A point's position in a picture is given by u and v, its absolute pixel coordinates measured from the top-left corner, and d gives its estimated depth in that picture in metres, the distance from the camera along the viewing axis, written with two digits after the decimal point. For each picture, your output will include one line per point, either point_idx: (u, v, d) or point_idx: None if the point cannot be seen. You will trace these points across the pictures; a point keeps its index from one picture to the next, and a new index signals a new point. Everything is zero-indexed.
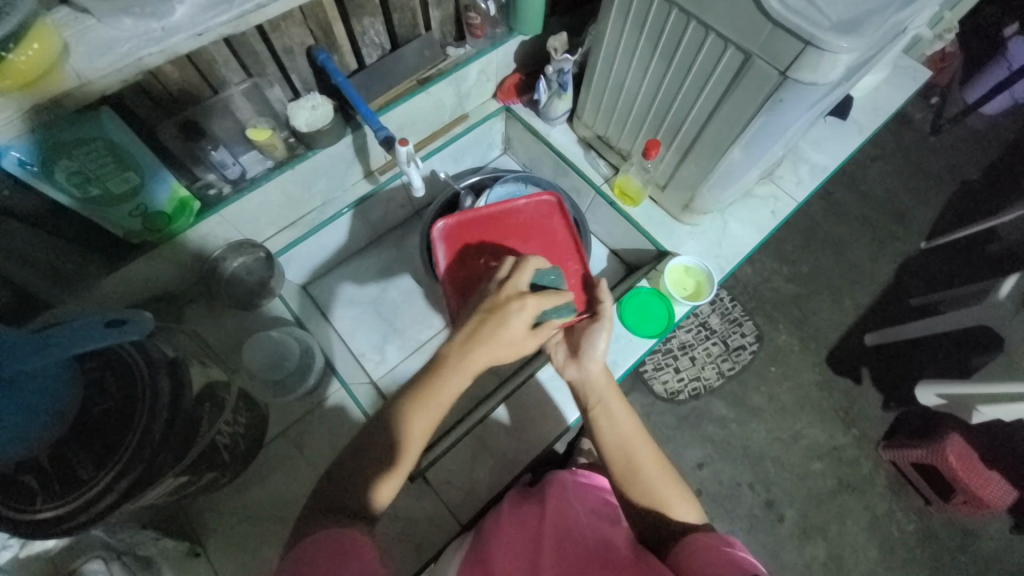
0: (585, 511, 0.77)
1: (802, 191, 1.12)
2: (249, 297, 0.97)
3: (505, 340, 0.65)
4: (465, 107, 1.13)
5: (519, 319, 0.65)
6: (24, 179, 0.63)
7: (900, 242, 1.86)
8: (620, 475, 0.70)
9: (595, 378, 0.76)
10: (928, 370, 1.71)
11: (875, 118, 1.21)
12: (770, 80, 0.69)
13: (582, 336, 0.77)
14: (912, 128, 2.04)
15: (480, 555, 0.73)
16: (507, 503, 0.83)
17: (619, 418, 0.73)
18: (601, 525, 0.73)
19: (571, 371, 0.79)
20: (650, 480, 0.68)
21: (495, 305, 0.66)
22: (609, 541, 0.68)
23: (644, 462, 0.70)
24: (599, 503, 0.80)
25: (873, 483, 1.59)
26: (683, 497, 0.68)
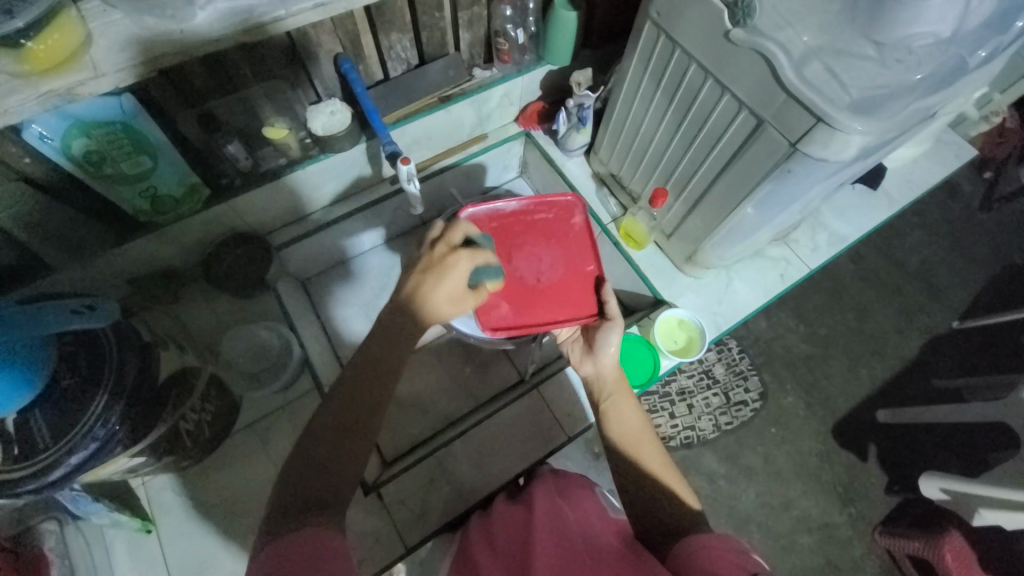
0: (570, 509, 0.72)
1: (816, 259, 1.08)
2: (243, 286, 0.97)
3: (443, 296, 0.69)
4: (484, 128, 1.14)
5: (455, 270, 0.70)
6: (47, 154, 0.67)
7: (928, 317, 1.77)
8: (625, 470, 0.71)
9: (606, 375, 0.80)
10: (939, 459, 1.61)
11: (908, 192, 1.16)
12: (779, 149, 0.67)
13: (596, 334, 0.82)
14: (960, 200, 1.94)
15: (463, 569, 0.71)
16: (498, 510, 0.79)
17: (626, 412, 0.76)
18: (592, 521, 0.69)
19: (587, 367, 0.83)
20: (652, 473, 0.70)
21: (430, 263, 0.71)
22: (595, 538, 0.65)
23: (649, 457, 0.72)
24: (586, 497, 0.74)
25: (863, 568, 1.51)
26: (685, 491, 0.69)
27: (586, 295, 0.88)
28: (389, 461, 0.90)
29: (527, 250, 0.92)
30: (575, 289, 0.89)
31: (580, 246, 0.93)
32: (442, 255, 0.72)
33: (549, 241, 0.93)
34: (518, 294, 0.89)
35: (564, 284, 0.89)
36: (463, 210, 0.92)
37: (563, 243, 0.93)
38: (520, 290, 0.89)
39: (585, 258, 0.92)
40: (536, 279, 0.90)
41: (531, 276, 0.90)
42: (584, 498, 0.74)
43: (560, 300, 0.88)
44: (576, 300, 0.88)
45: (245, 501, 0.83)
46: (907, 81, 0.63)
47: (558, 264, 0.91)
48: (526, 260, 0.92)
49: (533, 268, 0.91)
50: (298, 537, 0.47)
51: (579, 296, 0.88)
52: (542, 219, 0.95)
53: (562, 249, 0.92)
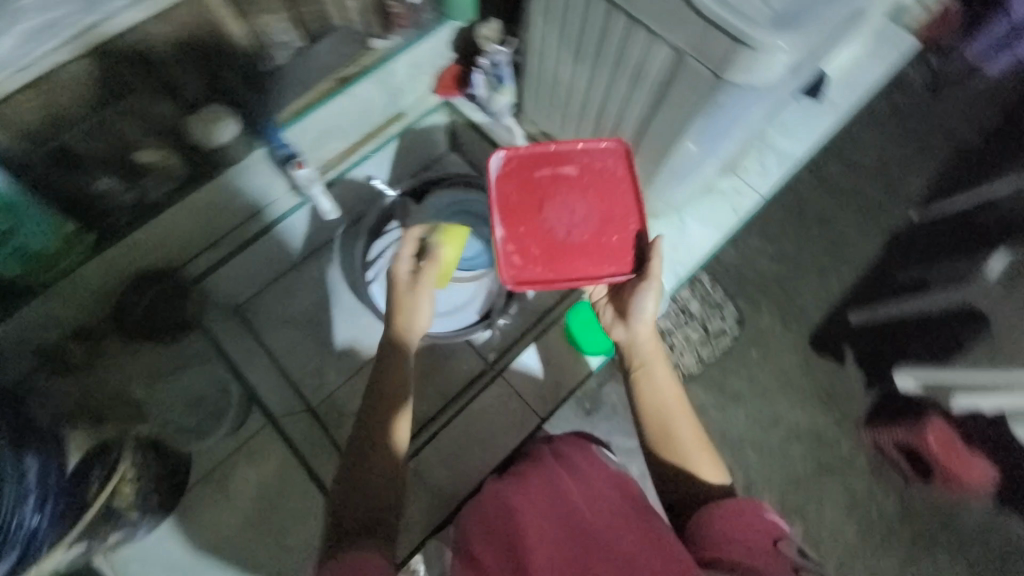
0: (568, 480, 0.69)
1: (768, 184, 1.03)
2: (162, 328, 0.87)
3: (411, 318, 0.78)
4: (399, 106, 1.03)
5: (419, 300, 0.78)
6: None
7: (889, 213, 1.78)
8: (655, 433, 0.70)
9: (641, 340, 0.74)
10: (913, 350, 1.66)
11: (853, 96, 1.11)
12: (703, 81, 0.60)
13: (629, 296, 0.75)
14: (908, 89, 1.91)
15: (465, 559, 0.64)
16: (497, 485, 0.73)
17: (659, 383, 0.72)
18: (603, 487, 0.68)
19: (618, 331, 0.77)
20: (682, 446, 0.68)
21: (399, 301, 0.79)
22: (605, 507, 0.64)
23: (680, 428, 0.69)
24: (584, 463, 0.72)
25: (853, 464, 1.59)
26: (712, 461, 0.68)
27: (619, 252, 0.76)
28: None
29: (560, 197, 0.78)
30: (610, 244, 0.76)
31: (621, 198, 0.78)
32: (403, 286, 0.80)
33: (586, 190, 0.78)
34: (545, 246, 0.76)
35: (598, 240, 0.76)
36: (493, 156, 0.77)
37: (602, 198, 0.77)
38: (543, 243, 0.76)
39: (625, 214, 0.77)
40: (566, 234, 0.76)
41: (559, 230, 0.77)
42: (585, 465, 0.72)
43: (595, 254, 0.76)
44: (608, 256, 0.76)
45: (223, 551, 0.80)
46: None
47: (594, 215, 0.77)
48: (557, 212, 0.77)
49: (566, 219, 0.77)
50: (350, 558, 0.54)
51: (612, 251, 0.76)
52: (586, 170, 0.78)
53: (601, 202, 0.78)
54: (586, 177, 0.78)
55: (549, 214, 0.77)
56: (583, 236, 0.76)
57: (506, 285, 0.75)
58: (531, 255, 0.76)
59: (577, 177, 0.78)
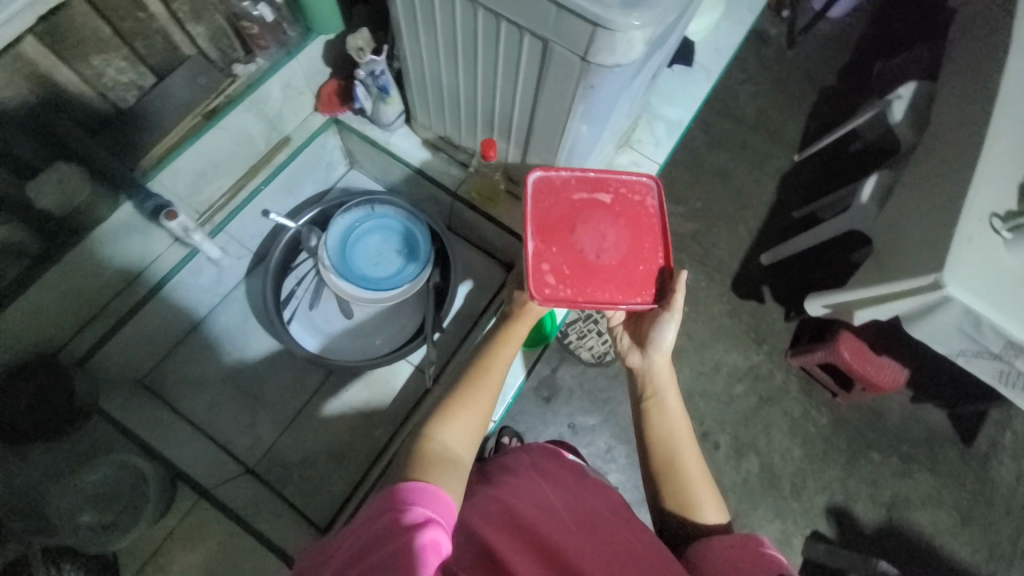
0: (553, 486, 0.69)
1: (662, 151, 1.09)
2: (42, 428, 0.73)
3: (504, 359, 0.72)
4: (282, 131, 0.98)
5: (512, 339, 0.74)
6: None
7: (776, 158, 1.95)
8: (661, 465, 0.68)
9: (658, 369, 0.75)
10: (818, 277, 1.84)
11: (719, 58, 1.19)
12: (574, 66, 0.62)
13: (650, 325, 0.76)
14: (770, 44, 2.09)
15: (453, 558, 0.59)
16: (478, 498, 0.68)
17: (671, 413, 0.72)
18: (590, 497, 0.67)
19: (634, 359, 0.78)
20: (688, 478, 0.67)
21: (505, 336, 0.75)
22: (595, 506, 0.65)
23: (687, 459, 0.68)
24: (568, 473, 0.73)
25: (788, 390, 1.74)
26: (714, 500, 0.66)
27: (645, 281, 0.72)
28: (324, 528, 0.86)
29: (589, 218, 0.72)
30: (635, 273, 0.72)
31: (646, 231, 0.74)
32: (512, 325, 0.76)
33: (614, 214, 0.73)
34: (573, 266, 0.70)
35: (626, 267, 0.71)
36: (534, 171, 0.72)
37: (631, 225, 0.73)
38: (573, 264, 0.71)
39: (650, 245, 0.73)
40: (596, 257, 0.71)
41: (589, 251, 0.71)
42: (570, 479, 0.71)
43: (619, 281, 0.71)
44: (633, 285, 0.71)
45: None
46: None
47: (623, 241, 0.72)
48: (588, 232, 0.71)
49: (596, 241, 0.71)
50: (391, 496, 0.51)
51: (636, 279, 0.71)
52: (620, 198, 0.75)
53: (631, 232, 0.73)
54: (616, 203, 0.74)
55: (580, 235, 0.71)
56: (612, 261, 0.72)
57: (532, 302, 0.68)
58: (561, 274, 0.70)
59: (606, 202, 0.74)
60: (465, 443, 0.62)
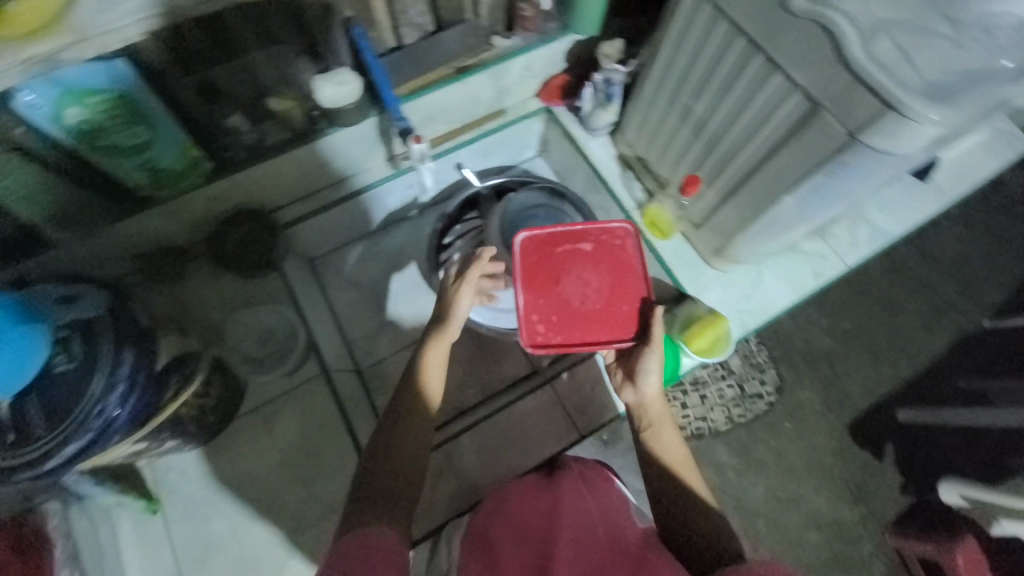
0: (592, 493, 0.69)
1: (856, 256, 1.00)
2: (246, 262, 0.92)
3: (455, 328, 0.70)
4: (502, 103, 1.06)
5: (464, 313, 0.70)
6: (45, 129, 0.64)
7: (959, 313, 1.69)
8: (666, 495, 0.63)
9: (650, 402, 0.69)
10: (961, 463, 1.55)
11: (961, 185, 1.06)
12: (834, 138, 0.60)
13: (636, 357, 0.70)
14: (1003, 191, 1.82)
15: (474, 555, 0.65)
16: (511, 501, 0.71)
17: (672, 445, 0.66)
18: (620, 519, 0.64)
19: (627, 395, 0.72)
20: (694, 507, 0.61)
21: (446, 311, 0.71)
22: (619, 533, 0.62)
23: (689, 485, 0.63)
24: (611, 494, 0.70)
25: (870, 566, 1.49)
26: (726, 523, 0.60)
27: (627, 320, 0.73)
28: None
29: (574, 269, 0.76)
30: (620, 313, 0.73)
31: (629, 272, 0.75)
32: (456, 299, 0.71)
33: (596, 261, 0.76)
34: (563, 315, 0.74)
35: (613, 307, 0.73)
36: (520, 231, 0.77)
37: (610, 274, 0.75)
38: (561, 311, 0.74)
39: (635, 285, 0.74)
40: (580, 304, 0.74)
41: (574, 299, 0.74)
42: (612, 494, 0.70)
43: (604, 324, 0.73)
44: (620, 325, 0.73)
45: (256, 488, 0.83)
46: (995, 69, 0.55)
47: (607, 288, 0.74)
48: (572, 283, 0.75)
49: (580, 291, 0.74)
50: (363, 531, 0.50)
51: (622, 318, 0.73)
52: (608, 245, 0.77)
53: (614, 279, 0.75)
54: (599, 251, 0.76)
55: (564, 284, 0.75)
56: (597, 305, 0.74)
57: (524, 348, 0.73)
58: (551, 323, 0.74)
59: (590, 252, 0.77)
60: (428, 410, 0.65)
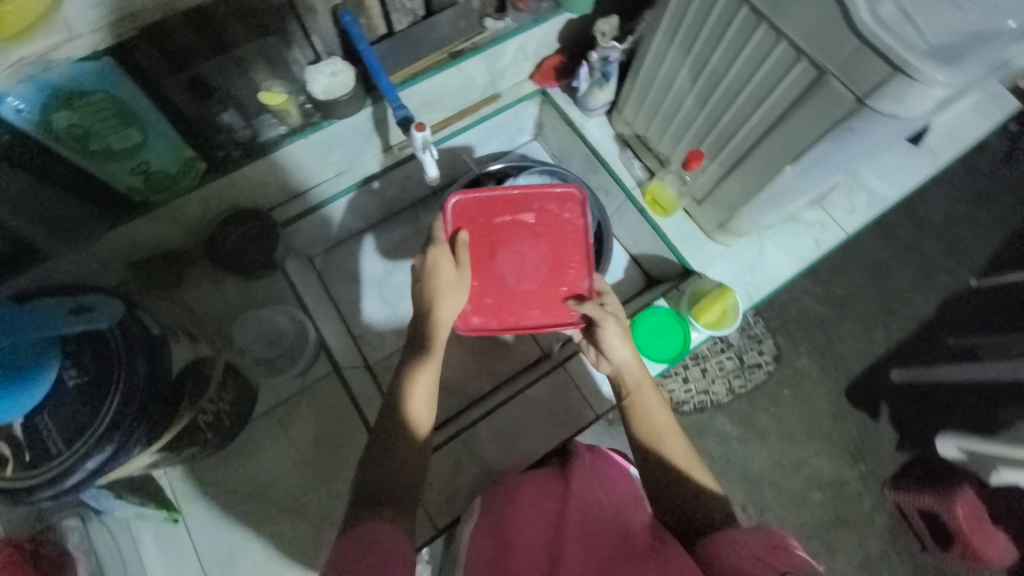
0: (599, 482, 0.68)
1: (855, 222, 1.02)
2: (249, 263, 0.91)
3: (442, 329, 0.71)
4: (497, 87, 1.05)
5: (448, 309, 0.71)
6: (33, 134, 0.62)
7: (946, 274, 1.73)
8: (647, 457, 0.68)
9: (625, 367, 0.74)
10: (954, 418, 1.61)
11: (953, 147, 1.08)
12: (842, 106, 0.61)
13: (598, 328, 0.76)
14: (985, 153, 1.85)
15: (487, 537, 0.68)
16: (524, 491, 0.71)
17: (650, 407, 0.71)
18: (626, 508, 0.63)
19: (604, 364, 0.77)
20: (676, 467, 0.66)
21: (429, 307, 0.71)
22: (624, 524, 0.61)
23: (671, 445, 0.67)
24: (620, 479, 0.69)
25: (871, 522, 1.55)
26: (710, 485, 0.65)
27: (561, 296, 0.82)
28: None
29: (511, 245, 0.82)
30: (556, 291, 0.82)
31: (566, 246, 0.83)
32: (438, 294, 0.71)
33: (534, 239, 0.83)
34: (499, 295, 0.82)
35: (546, 285, 0.82)
36: (450, 197, 0.80)
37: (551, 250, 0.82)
38: (497, 293, 0.82)
39: (570, 261, 0.83)
40: (516, 282, 0.82)
41: (510, 277, 0.82)
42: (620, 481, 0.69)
43: (539, 302, 0.82)
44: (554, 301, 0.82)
45: (273, 489, 0.82)
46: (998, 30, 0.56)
47: (543, 266, 0.82)
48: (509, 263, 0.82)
49: (517, 269, 0.82)
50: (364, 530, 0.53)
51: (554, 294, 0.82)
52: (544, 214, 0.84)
53: (552, 254, 0.82)
54: (541, 223, 0.83)
55: (502, 263, 0.82)
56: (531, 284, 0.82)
57: (460, 332, 0.81)
58: (484, 305, 0.82)
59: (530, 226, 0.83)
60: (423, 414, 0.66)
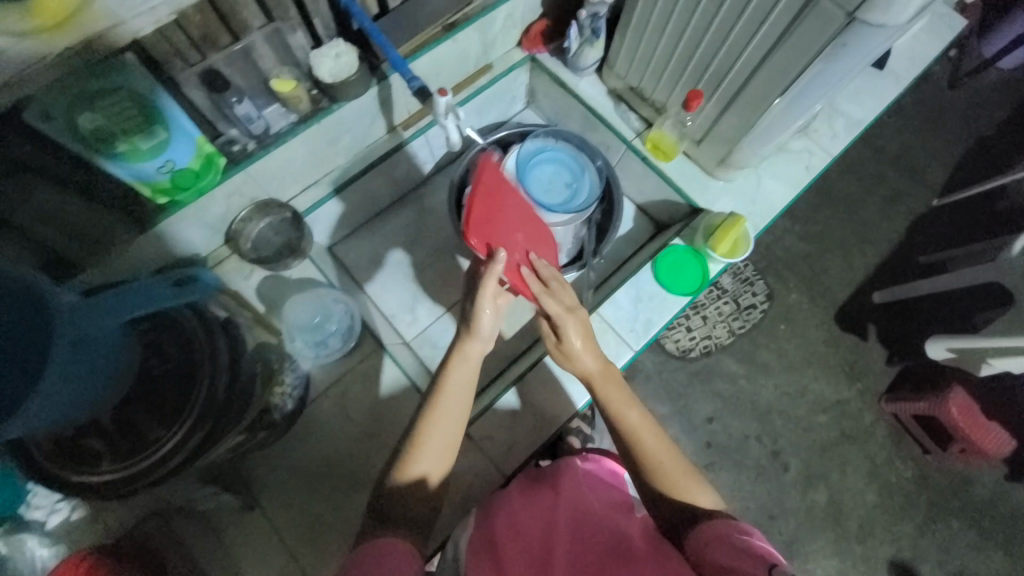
0: (592, 494, 0.79)
1: (837, 145, 1.09)
2: (273, 255, 0.94)
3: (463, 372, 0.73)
4: (488, 58, 1.07)
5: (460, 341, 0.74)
6: (63, 141, 0.64)
7: (911, 198, 1.85)
8: (637, 461, 0.71)
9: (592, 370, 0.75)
10: (932, 326, 1.74)
11: (912, 68, 1.17)
12: (832, 24, 0.66)
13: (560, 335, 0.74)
14: (930, 83, 1.98)
15: (478, 549, 0.71)
16: (514, 496, 0.78)
17: (623, 406, 0.73)
18: (617, 514, 0.73)
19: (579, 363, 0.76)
20: (663, 464, 0.70)
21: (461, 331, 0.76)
22: (624, 529, 0.70)
23: (654, 448, 0.71)
24: (607, 493, 0.80)
25: (874, 434, 1.67)
26: (696, 483, 0.69)
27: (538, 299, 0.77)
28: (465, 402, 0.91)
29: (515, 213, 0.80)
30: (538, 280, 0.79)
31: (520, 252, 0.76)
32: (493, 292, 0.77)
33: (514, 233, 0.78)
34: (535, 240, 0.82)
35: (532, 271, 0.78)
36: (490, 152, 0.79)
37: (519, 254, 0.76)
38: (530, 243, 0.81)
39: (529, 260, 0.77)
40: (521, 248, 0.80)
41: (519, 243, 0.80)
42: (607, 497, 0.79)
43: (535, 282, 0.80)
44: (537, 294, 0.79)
45: (342, 465, 0.85)
46: None
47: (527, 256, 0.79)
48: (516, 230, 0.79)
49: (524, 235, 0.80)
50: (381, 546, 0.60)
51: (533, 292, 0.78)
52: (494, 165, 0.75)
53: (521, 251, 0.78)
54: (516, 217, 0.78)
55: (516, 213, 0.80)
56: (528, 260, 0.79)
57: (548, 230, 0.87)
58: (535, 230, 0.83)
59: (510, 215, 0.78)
60: (435, 464, 0.68)
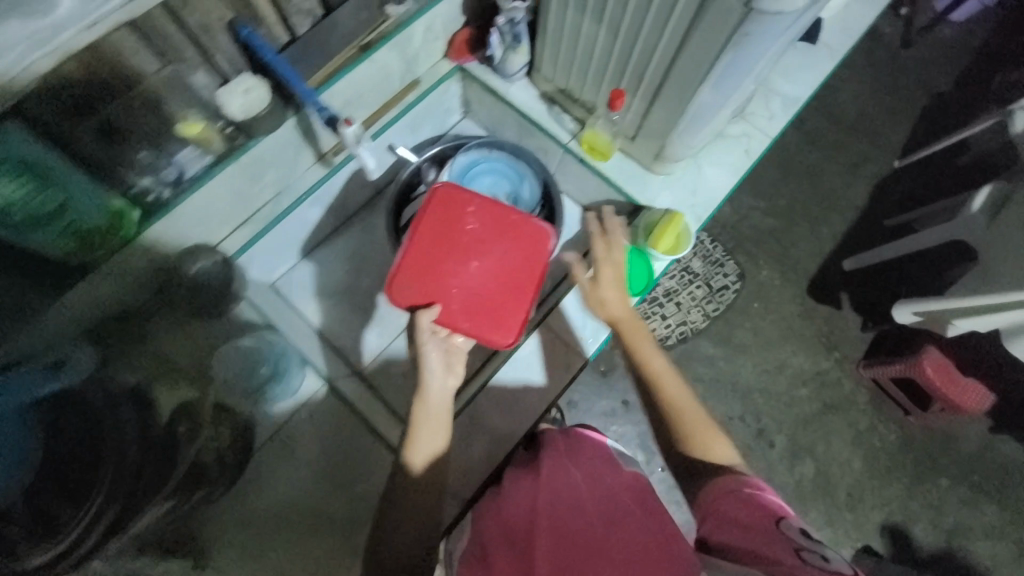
0: (580, 469, 0.74)
1: (775, 126, 1.08)
2: (208, 303, 0.89)
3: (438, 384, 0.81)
4: (414, 73, 1.05)
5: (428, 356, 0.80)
6: None
7: (871, 163, 1.86)
8: (664, 403, 0.77)
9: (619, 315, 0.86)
10: (903, 288, 1.75)
11: (845, 39, 1.16)
12: (733, 14, 0.65)
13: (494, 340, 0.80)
14: (883, 44, 1.97)
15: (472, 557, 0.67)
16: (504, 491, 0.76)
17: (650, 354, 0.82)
18: (608, 483, 0.71)
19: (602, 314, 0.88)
20: (684, 414, 0.75)
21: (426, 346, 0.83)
22: (613, 497, 0.67)
23: (677, 396, 0.77)
24: (596, 459, 0.77)
25: (855, 401, 1.68)
26: (715, 436, 0.73)
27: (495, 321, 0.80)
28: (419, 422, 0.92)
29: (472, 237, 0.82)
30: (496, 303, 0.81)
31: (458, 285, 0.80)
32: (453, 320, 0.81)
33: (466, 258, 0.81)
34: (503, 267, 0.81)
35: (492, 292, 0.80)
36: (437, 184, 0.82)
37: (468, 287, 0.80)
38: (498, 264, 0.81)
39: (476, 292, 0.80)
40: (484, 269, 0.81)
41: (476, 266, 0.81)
42: (596, 463, 0.75)
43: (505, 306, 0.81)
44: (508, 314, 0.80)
45: (293, 509, 0.91)
46: None
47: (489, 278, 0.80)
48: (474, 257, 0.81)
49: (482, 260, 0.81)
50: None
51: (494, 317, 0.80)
52: (426, 220, 0.81)
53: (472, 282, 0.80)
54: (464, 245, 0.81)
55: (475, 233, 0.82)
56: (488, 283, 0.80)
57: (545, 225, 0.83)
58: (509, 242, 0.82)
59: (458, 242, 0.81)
60: (432, 447, 0.77)
